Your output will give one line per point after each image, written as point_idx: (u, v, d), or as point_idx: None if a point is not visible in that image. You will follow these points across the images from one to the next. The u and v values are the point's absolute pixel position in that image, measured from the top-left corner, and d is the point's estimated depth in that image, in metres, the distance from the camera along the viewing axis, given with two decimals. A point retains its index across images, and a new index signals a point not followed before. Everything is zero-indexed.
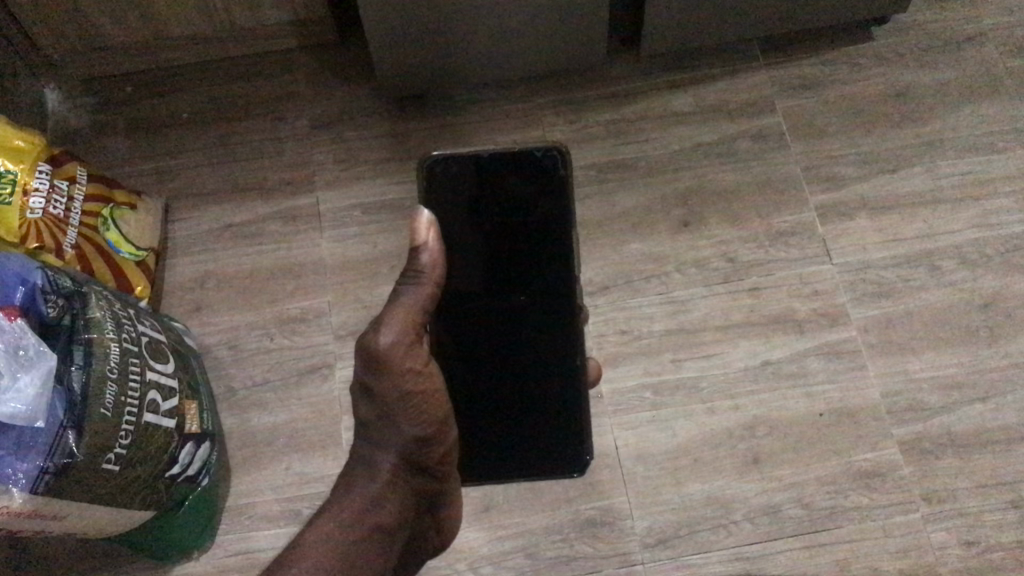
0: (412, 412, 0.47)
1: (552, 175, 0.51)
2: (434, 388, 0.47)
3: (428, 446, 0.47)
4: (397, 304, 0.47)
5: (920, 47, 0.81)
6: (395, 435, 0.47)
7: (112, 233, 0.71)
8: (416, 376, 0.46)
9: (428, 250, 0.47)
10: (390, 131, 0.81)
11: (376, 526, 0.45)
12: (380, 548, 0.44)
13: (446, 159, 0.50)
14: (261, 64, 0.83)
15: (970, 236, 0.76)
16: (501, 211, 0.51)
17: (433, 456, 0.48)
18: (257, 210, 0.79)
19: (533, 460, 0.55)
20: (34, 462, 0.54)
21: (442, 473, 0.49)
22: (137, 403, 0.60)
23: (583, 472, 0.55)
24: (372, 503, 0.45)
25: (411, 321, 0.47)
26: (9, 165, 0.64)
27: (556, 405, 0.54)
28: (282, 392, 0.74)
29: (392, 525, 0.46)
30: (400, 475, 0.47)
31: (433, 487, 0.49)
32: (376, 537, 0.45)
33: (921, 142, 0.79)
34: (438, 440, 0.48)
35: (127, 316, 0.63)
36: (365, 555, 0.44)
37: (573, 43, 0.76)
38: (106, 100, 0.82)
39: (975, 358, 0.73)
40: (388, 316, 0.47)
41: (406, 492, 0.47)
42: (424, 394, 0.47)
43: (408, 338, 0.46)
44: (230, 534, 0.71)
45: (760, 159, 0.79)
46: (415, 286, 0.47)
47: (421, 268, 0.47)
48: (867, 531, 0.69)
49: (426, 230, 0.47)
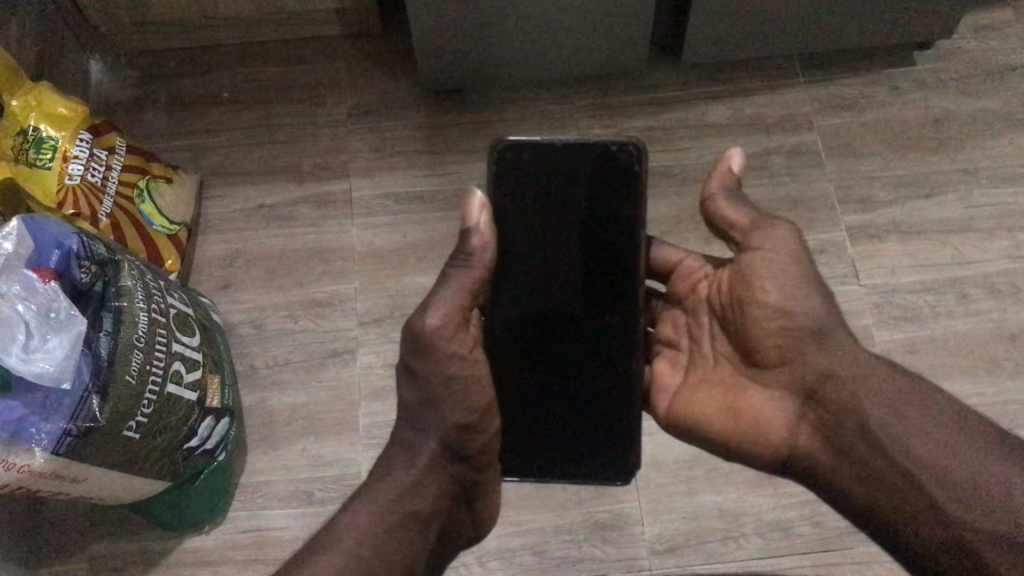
0: (455, 399, 0.48)
1: (625, 172, 0.49)
2: (478, 374, 0.48)
3: (469, 435, 0.49)
4: (445, 286, 0.48)
5: (962, 74, 0.81)
6: (435, 422, 0.48)
7: (147, 205, 0.72)
8: (460, 360, 0.48)
9: (478, 232, 0.48)
10: (426, 124, 0.81)
11: (413, 513, 0.47)
12: (411, 536, 0.47)
13: (518, 146, 0.49)
14: (304, 49, 0.84)
15: (1000, 266, 0.76)
16: (569, 206, 0.50)
17: (474, 445, 0.49)
18: (291, 192, 0.80)
19: (575, 464, 0.55)
20: (57, 423, 0.54)
21: (483, 463, 0.50)
22: (162, 372, 0.61)
23: (626, 482, 0.55)
24: (408, 489, 0.48)
25: (459, 305, 0.48)
26: (53, 132, 0.66)
27: (603, 409, 0.54)
28: (303, 374, 0.75)
29: (426, 514, 0.48)
30: (439, 463, 0.49)
31: (473, 476, 0.50)
32: (409, 527, 0.47)
33: (958, 169, 0.78)
34: (479, 429, 0.49)
35: (157, 288, 0.64)
36: (393, 548, 0.46)
37: (613, 48, 0.77)
38: (150, 75, 0.83)
39: (999, 389, 0.72)
40: (435, 299, 0.48)
41: (444, 480, 0.49)
42: (467, 381, 0.48)
43: (454, 323, 0.48)
44: (242, 511, 0.71)
45: (794, 175, 0.79)
46: (466, 268, 0.48)
47: (471, 250, 0.48)
48: (876, 554, 0.69)
49: (477, 211, 0.47)
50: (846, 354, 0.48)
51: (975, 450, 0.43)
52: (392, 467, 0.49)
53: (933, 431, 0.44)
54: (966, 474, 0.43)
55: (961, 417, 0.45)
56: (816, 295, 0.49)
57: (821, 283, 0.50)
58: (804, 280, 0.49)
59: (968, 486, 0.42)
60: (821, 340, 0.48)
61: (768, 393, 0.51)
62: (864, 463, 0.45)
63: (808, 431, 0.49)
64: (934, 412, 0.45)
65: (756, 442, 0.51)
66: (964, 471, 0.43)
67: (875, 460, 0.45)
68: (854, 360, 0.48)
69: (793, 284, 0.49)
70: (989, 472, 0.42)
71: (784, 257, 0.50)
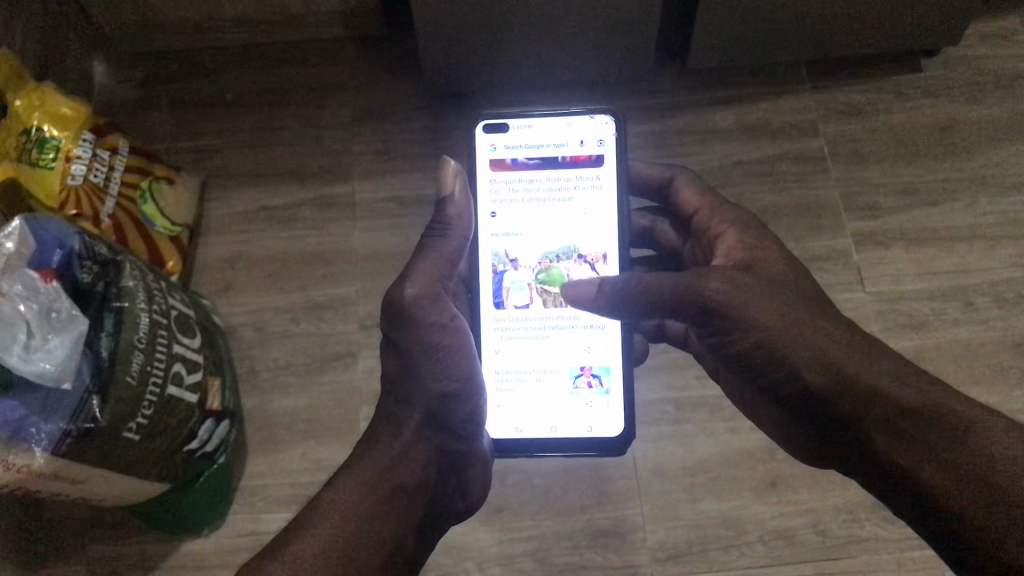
0: (438, 367, 0.51)
1: None
2: (459, 342, 0.51)
3: (454, 403, 0.51)
4: (424, 256, 0.51)
5: (970, 82, 0.80)
6: (419, 391, 0.51)
7: (149, 205, 0.72)
8: (442, 328, 0.50)
9: (454, 199, 0.52)
10: (430, 127, 0.81)
11: (396, 487, 0.49)
12: (404, 506, 0.49)
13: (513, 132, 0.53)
14: (307, 51, 0.83)
15: (1006, 274, 0.75)
16: None
17: (460, 414, 0.52)
18: (293, 194, 0.79)
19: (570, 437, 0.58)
20: (57, 424, 0.54)
21: (469, 432, 0.53)
22: (163, 373, 0.60)
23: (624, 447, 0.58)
24: (393, 460, 0.50)
25: (436, 275, 0.50)
26: (55, 132, 0.66)
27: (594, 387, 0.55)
28: (305, 377, 0.74)
29: (414, 484, 0.50)
30: (424, 433, 0.51)
31: (459, 447, 0.53)
32: (393, 502, 0.49)
33: (964, 178, 0.78)
34: (464, 398, 0.52)
35: (159, 288, 0.64)
36: (383, 522, 0.48)
37: (619, 50, 0.76)
38: (152, 76, 0.82)
39: (1003, 398, 0.72)
40: (414, 270, 0.50)
41: (431, 447, 0.52)
42: (449, 349, 0.51)
43: (432, 291, 0.50)
44: (242, 514, 0.71)
45: (800, 182, 0.78)
46: (443, 237, 0.52)
47: (449, 217, 0.52)
48: (880, 563, 0.68)
49: (452, 178, 0.52)
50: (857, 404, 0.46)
51: (1005, 473, 0.42)
52: (378, 439, 0.51)
53: (953, 456, 0.43)
54: (993, 507, 0.41)
55: (984, 430, 0.43)
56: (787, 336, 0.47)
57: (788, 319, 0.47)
58: (769, 325, 0.47)
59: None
60: (823, 399, 0.47)
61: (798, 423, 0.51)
62: (892, 488, 0.46)
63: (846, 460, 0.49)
64: (956, 437, 0.43)
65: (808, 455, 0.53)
66: (993, 501, 0.42)
67: (903, 488, 0.45)
68: (859, 384, 0.46)
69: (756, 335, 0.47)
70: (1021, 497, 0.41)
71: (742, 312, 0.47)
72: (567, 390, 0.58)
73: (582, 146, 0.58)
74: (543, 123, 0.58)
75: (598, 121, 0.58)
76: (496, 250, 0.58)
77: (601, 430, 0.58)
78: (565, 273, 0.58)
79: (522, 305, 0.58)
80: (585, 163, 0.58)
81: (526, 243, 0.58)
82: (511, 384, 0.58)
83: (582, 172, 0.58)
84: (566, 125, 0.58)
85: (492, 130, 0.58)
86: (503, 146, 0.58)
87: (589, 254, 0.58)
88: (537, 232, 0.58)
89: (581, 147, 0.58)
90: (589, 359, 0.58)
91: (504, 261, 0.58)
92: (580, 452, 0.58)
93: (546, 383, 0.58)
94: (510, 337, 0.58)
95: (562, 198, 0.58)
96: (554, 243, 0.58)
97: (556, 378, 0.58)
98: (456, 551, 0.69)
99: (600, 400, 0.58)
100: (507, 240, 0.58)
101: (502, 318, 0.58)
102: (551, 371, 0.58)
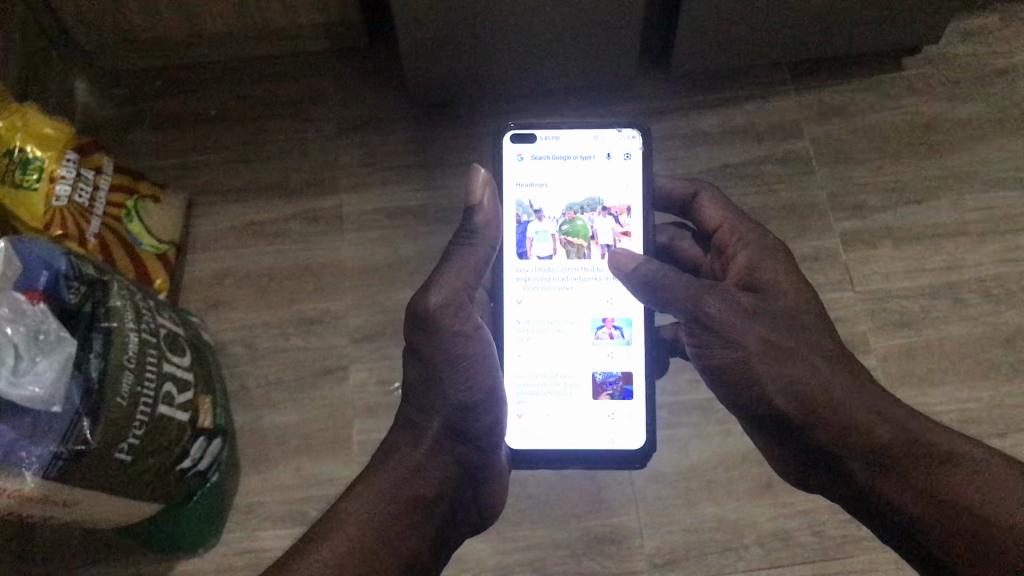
0: (459, 376, 0.50)
1: None
2: (482, 353, 0.51)
3: (474, 414, 0.51)
4: (450, 264, 0.51)
5: (951, 80, 0.81)
6: (441, 401, 0.51)
7: (135, 224, 0.72)
8: (464, 339, 0.51)
9: (482, 208, 0.51)
10: (414, 138, 0.81)
11: (415, 497, 0.49)
12: (418, 519, 0.49)
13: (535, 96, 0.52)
14: (290, 65, 0.83)
15: (994, 269, 0.76)
16: None
17: (480, 426, 0.51)
18: (279, 209, 0.79)
19: (587, 453, 0.57)
20: (47, 447, 0.54)
21: (489, 445, 0.52)
22: (153, 393, 0.60)
23: (645, 463, 0.57)
24: (411, 471, 0.50)
25: (460, 284, 0.51)
26: (38, 153, 0.66)
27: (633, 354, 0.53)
28: (296, 392, 0.74)
29: (429, 497, 0.50)
30: (443, 446, 0.51)
31: (478, 460, 0.52)
32: (410, 513, 0.49)
33: (948, 175, 0.78)
34: (485, 410, 0.51)
35: (147, 307, 0.63)
36: (395, 537, 0.48)
37: (601, 56, 0.76)
38: (135, 93, 0.82)
39: (995, 394, 0.72)
40: (439, 279, 0.51)
41: (450, 461, 0.51)
42: (471, 358, 0.51)
43: (455, 301, 0.50)
44: (237, 532, 0.70)
45: (786, 184, 0.78)
46: (470, 246, 0.51)
47: (475, 226, 0.51)
48: (878, 562, 0.68)
49: (481, 187, 0.51)
50: (851, 432, 0.46)
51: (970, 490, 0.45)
52: (395, 449, 0.51)
53: (934, 489, 0.45)
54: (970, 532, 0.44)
55: (971, 467, 0.45)
56: (803, 365, 0.48)
57: (801, 354, 0.48)
58: (782, 359, 0.48)
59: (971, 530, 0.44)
60: (791, 425, 0.48)
61: (771, 444, 0.52)
62: (879, 521, 0.48)
63: (817, 476, 0.50)
64: (934, 464, 0.46)
65: (773, 462, 0.54)
66: (954, 512, 0.45)
67: (889, 520, 0.47)
68: (839, 418, 0.47)
69: (774, 359, 0.47)
70: (974, 507, 0.44)
71: (758, 340, 0.48)
72: (587, 342, 0.58)
73: (608, 159, 0.58)
74: (570, 136, 0.58)
75: (624, 136, 0.58)
76: (521, 201, 0.58)
77: (623, 442, 0.57)
78: (588, 225, 0.58)
79: (545, 256, 0.57)
80: (611, 174, 0.58)
81: (551, 194, 0.58)
82: (531, 334, 0.58)
83: (608, 180, 0.58)
84: (593, 138, 0.58)
85: (519, 140, 0.58)
86: (532, 156, 0.58)
87: (614, 208, 0.58)
88: (562, 184, 0.58)
89: (608, 160, 0.58)
90: (611, 311, 0.58)
91: (528, 212, 0.58)
92: (601, 466, 0.57)
93: (566, 335, 0.58)
94: (533, 288, 0.58)
95: (586, 184, 0.58)
96: (579, 193, 0.58)
97: (576, 330, 0.58)
98: (454, 563, 0.69)
99: (621, 351, 0.58)
100: (532, 191, 0.58)
101: (525, 269, 0.57)
102: (571, 322, 0.58)
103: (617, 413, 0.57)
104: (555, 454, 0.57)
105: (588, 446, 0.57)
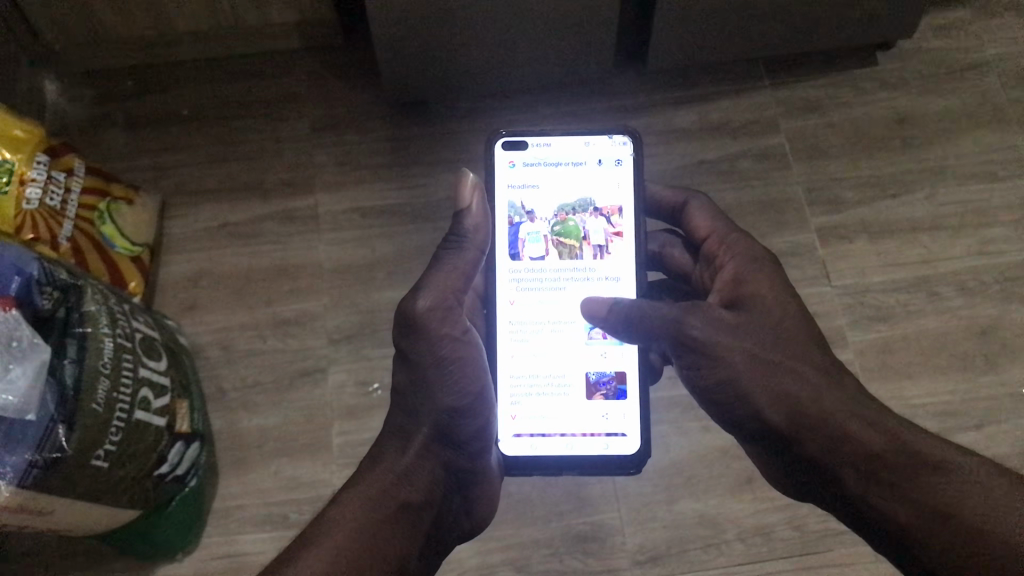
0: (449, 379, 0.51)
1: None
2: (470, 357, 0.51)
3: (463, 418, 0.51)
4: (438, 269, 0.51)
5: (924, 74, 0.81)
6: (430, 405, 0.50)
7: (108, 226, 0.71)
8: (452, 342, 0.51)
9: (471, 213, 0.52)
10: (390, 137, 0.80)
11: (402, 503, 0.48)
12: (408, 525, 0.48)
13: None
14: (263, 64, 0.82)
15: (968, 262, 0.76)
16: None
17: (468, 430, 0.51)
18: (254, 209, 0.78)
19: (581, 458, 0.57)
20: (22, 455, 0.53)
21: (476, 450, 0.52)
22: (129, 399, 0.59)
23: (639, 468, 0.57)
24: (399, 476, 0.49)
25: (448, 288, 0.50)
26: (8, 155, 0.64)
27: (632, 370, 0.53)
28: (273, 394, 0.73)
29: (418, 503, 0.49)
30: (432, 449, 0.50)
31: (467, 465, 0.52)
32: (399, 518, 0.48)
33: (922, 169, 0.79)
34: (472, 414, 0.51)
35: (122, 312, 0.62)
36: (385, 542, 0.46)
37: (576, 52, 0.76)
38: (107, 93, 0.81)
39: (971, 385, 0.73)
40: (427, 282, 0.50)
41: (437, 465, 0.50)
42: (458, 361, 0.51)
43: (443, 305, 0.50)
44: (216, 536, 0.70)
45: (763, 179, 0.79)
46: (459, 249, 0.51)
47: (464, 230, 0.52)
48: (857, 555, 0.69)
49: (470, 191, 0.52)
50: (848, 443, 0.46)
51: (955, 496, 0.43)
52: (384, 454, 0.50)
53: (922, 497, 0.44)
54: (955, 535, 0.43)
55: (962, 475, 0.44)
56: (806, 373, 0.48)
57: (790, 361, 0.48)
58: (773, 371, 0.48)
59: (952, 538, 0.43)
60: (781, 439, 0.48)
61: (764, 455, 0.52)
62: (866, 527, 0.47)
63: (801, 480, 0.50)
64: (923, 474, 0.44)
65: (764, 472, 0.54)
66: (943, 520, 0.43)
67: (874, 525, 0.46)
68: (832, 425, 0.46)
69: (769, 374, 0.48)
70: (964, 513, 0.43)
71: (746, 356, 0.48)
72: (580, 343, 0.57)
73: (599, 164, 0.58)
74: (561, 141, 0.58)
75: (615, 142, 0.58)
76: (513, 202, 0.57)
77: (617, 448, 0.57)
78: (580, 226, 0.58)
79: (538, 257, 0.57)
80: (601, 177, 0.58)
81: (542, 195, 0.58)
82: (525, 335, 0.57)
83: (599, 181, 0.58)
84: (584, 144, 0.58)
85: (511, 147, 0.58)
86: (523, 162, 0.58)
87: (606, 208, 0.58)
88: (553, 186, 0.58)
89: (599, 166, 0.58)
90: None
91: (520, 213, 0.57)
92: (595, 471, 0.57)
93: (560, 335, 0.57)
94: (525, 289, 0.57)
95: (578, 185, 0.58)
96: (571, 195, 0.58)
97: (570, 331, 0.57)
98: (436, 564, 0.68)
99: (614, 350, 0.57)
100: (524, 193, 0.58)
101: (518, 270, 0.57)
102: (566, 323, 0.57)
103: (611, 413, 0.57)
104: (549, 458, 0.57)
105: (581, 451, 0.57)
